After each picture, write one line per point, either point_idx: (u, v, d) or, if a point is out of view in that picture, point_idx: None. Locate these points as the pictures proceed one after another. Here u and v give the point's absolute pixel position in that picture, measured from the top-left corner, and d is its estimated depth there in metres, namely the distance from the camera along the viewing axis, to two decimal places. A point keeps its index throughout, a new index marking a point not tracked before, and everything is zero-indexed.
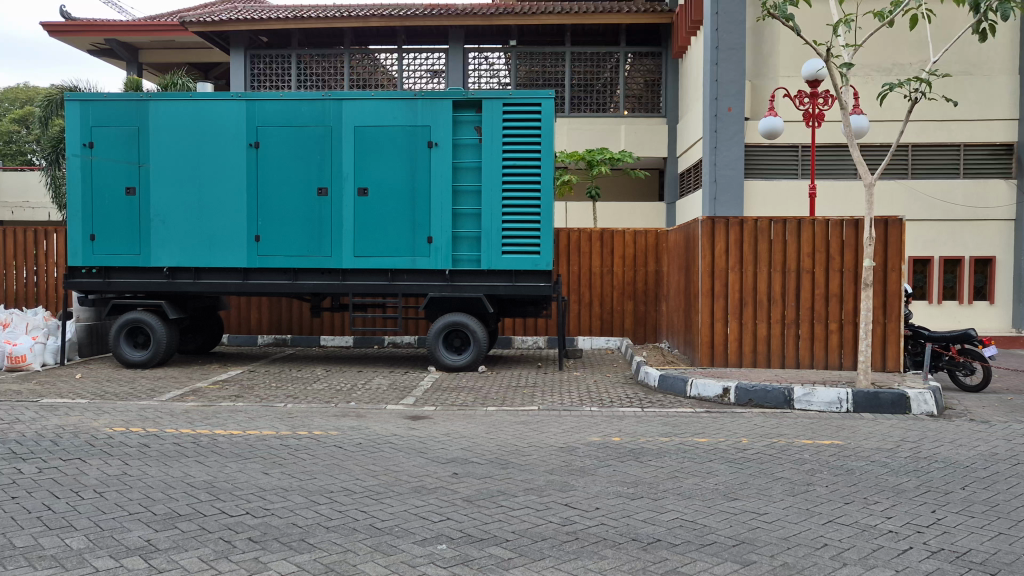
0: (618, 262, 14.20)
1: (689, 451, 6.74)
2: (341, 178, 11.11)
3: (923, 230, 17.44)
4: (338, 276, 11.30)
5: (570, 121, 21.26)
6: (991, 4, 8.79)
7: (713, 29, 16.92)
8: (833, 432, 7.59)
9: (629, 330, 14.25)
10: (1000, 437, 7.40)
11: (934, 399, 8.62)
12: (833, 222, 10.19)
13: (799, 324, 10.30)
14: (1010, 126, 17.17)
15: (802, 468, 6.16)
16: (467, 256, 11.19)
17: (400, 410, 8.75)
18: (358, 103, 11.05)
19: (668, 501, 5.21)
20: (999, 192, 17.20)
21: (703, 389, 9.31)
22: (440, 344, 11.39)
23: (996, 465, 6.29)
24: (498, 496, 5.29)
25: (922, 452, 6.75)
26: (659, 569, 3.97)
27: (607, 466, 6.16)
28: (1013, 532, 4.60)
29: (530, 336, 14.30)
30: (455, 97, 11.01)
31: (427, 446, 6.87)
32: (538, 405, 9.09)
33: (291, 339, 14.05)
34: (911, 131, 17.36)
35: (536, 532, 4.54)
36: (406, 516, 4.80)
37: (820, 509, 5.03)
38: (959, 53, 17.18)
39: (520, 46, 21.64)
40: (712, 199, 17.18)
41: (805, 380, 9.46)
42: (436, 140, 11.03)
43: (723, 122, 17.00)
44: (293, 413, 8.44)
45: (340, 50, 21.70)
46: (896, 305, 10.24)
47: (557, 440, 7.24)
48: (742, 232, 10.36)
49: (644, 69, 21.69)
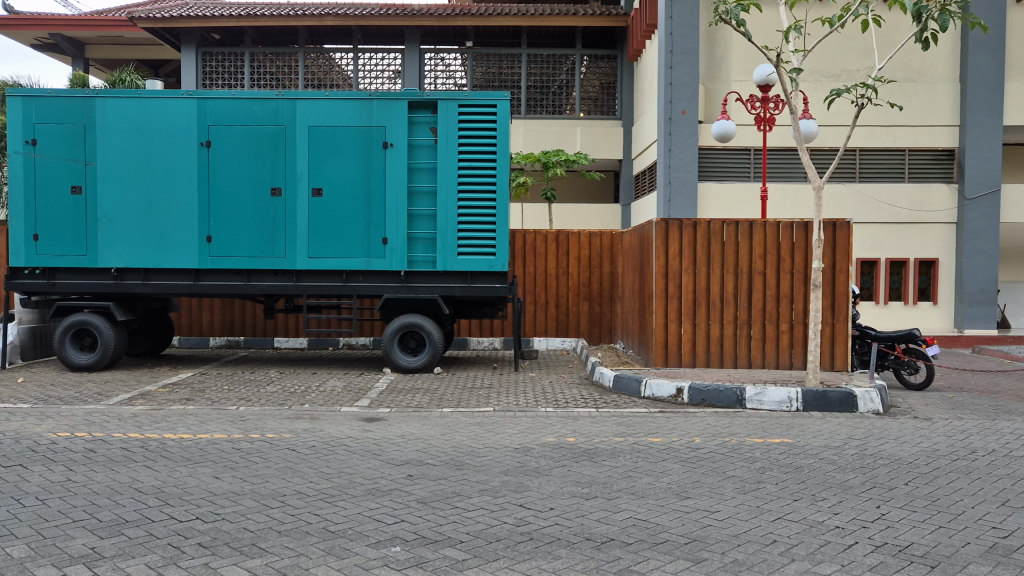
0: (573, 263, 14.29)
1: (643, 451, 6.81)
2: (295, 178, 10.99)
3: (870, 232, 17.88)
4: (292, 277, 11.19)
5: (527, 122, 21.31)
6: (934, 13, 8.96)
7: (667, 33, 17.14)
8: (783, 431, 7.74)
9: (585, 331, 14.34)
10: (942, 434, 7.64)
11: (880, 398, 8.83)
12: (784, 224, 10.40)
13: (751, 324, 10.48)
14: (952, 132, 17.70)
15: (754, 466, 6.26)
16: (423, 257, 11.15)
17: (355, 412, 8.70)
18: (312, 103, 10.94)
19: (621, 500, 5.26)
20: (942, 196, 17.71)
21: (656, 389, 9.42)
22: (395, 344, 11.33)
23: (938, 461, 6.49)
24: (453, 498, 5.29)
25: (868, 449, 6.91)
26: (612, 569, 4.00)
27: (562, 467, 6.21)
28: (954, 525, 4.74)
29: (485, 337, 14.33)
30: (410, 98, 10.98)
31: (382, 449, 6.85)
32: (493, 406, 9.13)
33: (244, 341, 13.86)
34: (858, 136, 17.75)
35: (490, 532, 4.56)
36: (360, 518, 4.78)
37: (770, 506, 5.13)
38: (904, 61, 17.62)
39: (476, 47, 21.70)
40: (667, 202, 17.38)
41: (756, 380, 9.63)
42: (391, 141, 10.98)
43: (677, 124, 17.23)
44: (245, 416, 8.34)
45: (294, 49, 21.46)
46: (845, 305, 10.48)
47: (512, 440, 7.28)
48: (696, 233, 10.51)
49: (599, 72, 21.88)
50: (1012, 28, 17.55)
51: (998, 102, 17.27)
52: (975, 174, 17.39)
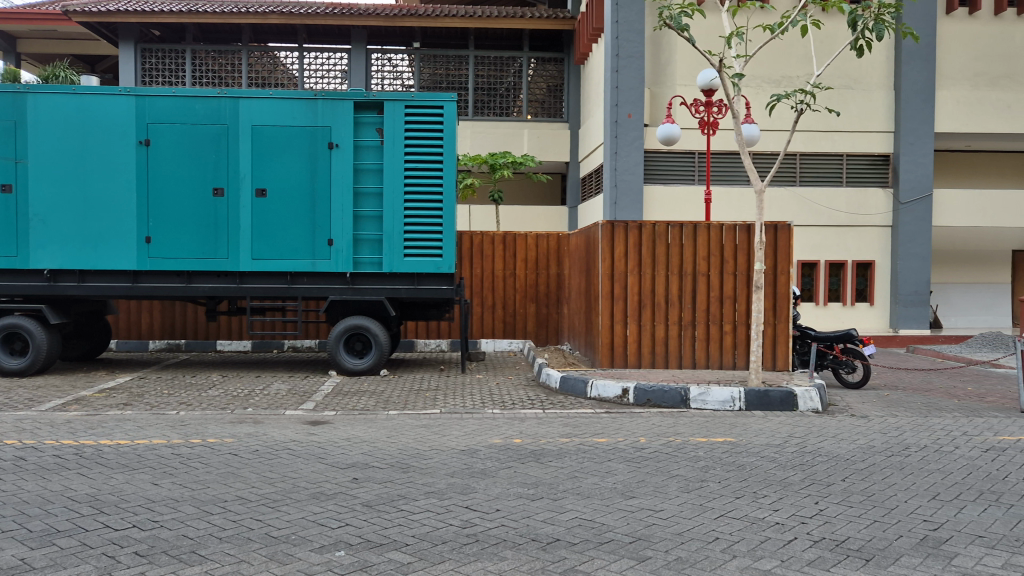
0: (520, 265, 14.33)
1: (588, 451, 6.86)
2: (237, 178, 10.79)
3: (810, 235, 18.30)
4: (235, 278, 11.00)
5: (474, 124, 21.25)
6: (869, 22, 9.19)
7: (613, 37, 17.31)
8: (726, 430, 7.88)
9: (531, 333, 14.42)
10: (877, 430, 7.86)
11: (819, 396, 9.06)
12: (727, 227, 10.61)
13: (696, 325, 10.64)
14: (887, 138, 18.24)
15: (697, 465, 6.36)
16: (369, 259, 11.06)
17: (300, 416, 8.57)
18: (255, 102, 10.76)
19: (567, 501, 5.29)
20: (878, 200, 18.24)
21: (603, 390, 9.50)
22: (341, 347, 11.20)
23: (873, 457, 6.67)
24: (399, 500, 5.26)
25: (807, 447, 7.08)
26: (556, 569, 4.02)
27: (509, 468, 6.22)
28: (887, 519, 4.89)
29: (432, 339, 14.29)
30: (356, 98, 10.89)
31: (327, 452, 6.76)
32: (440, 408, 9.11)
33: (185, 344, 13.57)
34: (798, 141, 18.17)
35: (436, 535, 4.54)
36: (304, 523, 4.72)
37: (712, 504, 5.22)
38: (841, 68, 18.09)
39: (423, 48, 21.64)
40: (613, 204, 17.53)
41: (699, 380, 9.77)
42: (336, 141, 10.88)
43: (623, 127, 17.38)
44: (186, 421, 8.16)
45: (237, 47, 21.14)
46: (785, 306, 10.72)
47: (459, 442, 7.27)
48: (641, 235, 10.63)
49: (546, 74, 22.05)
50: (941, 40, 18.25)
51: (930, 110, 17.89)
52: (909, 179, 17.97)
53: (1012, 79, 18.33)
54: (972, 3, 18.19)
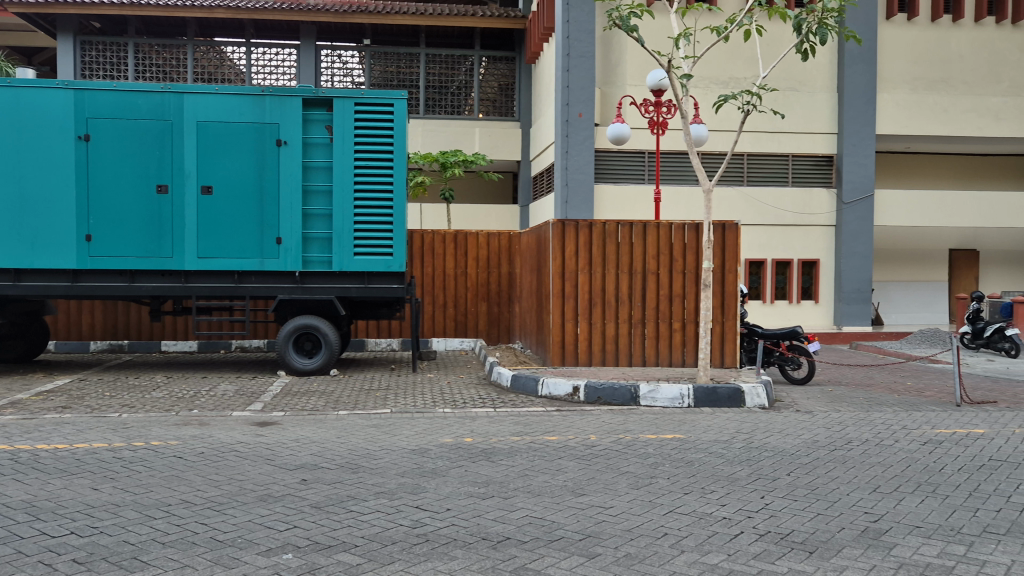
0: (472, 264, 14.31)
1: (539, 449, 6.87)
2: (182, 175, 10.56)
3: (757, 234, 18.61)
4: (180, 278, 10.77)
5: (425, 122, 21.14)
6: (813, 26, 9.37)
7: (564, 37, 17.39)
8: (674, 426, 7.97)
9: (483, 332, 14.40)
10: (821, 425, 8.03)
11: (766, 393, 9.21)
12: (676, 226, 10.74)
13: (645, 323, 10.74)
14: (830, 139, 18.65)
15: (646, 462, 6.42)
16: (318, 258, 10.93)
17: (247, 417, 8.42)
18: (200, 97, 10.54)
19: (518, 499, 5.30)
20: (822, 200, 18.64)
21: (553, 388, 9.53)
22: (290, 346, 11.05)
23: (817, 451, 6.82)
24: (348, 501, 5.20)
25: (754, 442, 7.19)
26: (507, 568, 4.02)
27: (459, 467, 6.20)
28: (830, 512, 4.99)
29: (383, 338, 14.18)
30: (304, 95, 10.74)
31: (274, 453, 6.65)
32: (391, 407, 9.04)
33: (128, 345, 13.24)
34: (745, 142, 18.43)
35: (386, 536, 4.50)
36: (250, 526, 4.64)
37: (661, 500, 5.27)
38: (787, 70, 18.44)
39: (374, 45, 21.44)
40: (564, 203, 17.60)
41: (649, 377, 9.87)
42: (284, 139, 10.72)
43: (574, 126, 17.46)
44: (128, 423, 7.95)
45: (182, 41, 20.68)
46: (733, 304, 10.89)
47: (409, 442, 7.22)
48: (591, 234, 10.69)
49: (497, 74, 22.07)
50: (882, 44, 18.77)
51: (871, 112, 18.35)
52: (852, 179, 18.40)
53: (948, 83, 18.96)
54: (910, 10, 18.76)
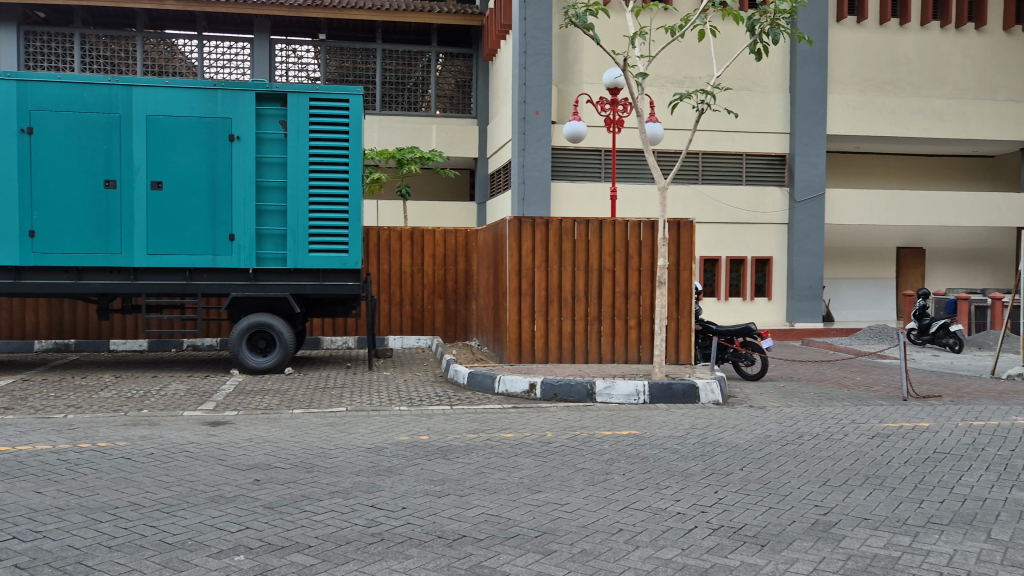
0: (428, 261, 14.24)
1: (495, 447, 6.87)
2: (130, 170, 10.32)
3: (712, 232, 18.83)
4: (129, 275, 10.53)
5: (381, 118, 21.00)
6: (765, 27, 9.50)
7: (521, 34, 17.40)
8: (630, 423, 8.02)
9: (439, 329, 14.35)
10: (774, 420, 8.17)
11: (720, 388, 9.33)
12: (632, 223, 10.81)
13: (602, 320, 10.79)
14: (783, 138, 18.95)
15: (602, 458, 6.45)
16: (272, 255, 10.78)
17: (199, 417, 8.26)
18: (149, 91, 10.31)
19: (474, 496, 5.28)
20: (775, 198, 18.93)
21: (510, 385, 9.53)
22: (243, 345, 10.88)
23: (769, 446, 6.92)
24: (302, 501, 5.13)
25: (708, 438, 7.28)
26: (462, 566, 4.00)
27: (415, 465, 6.16)
28: (782, 506, 5.07)
29: (339, 336, 14.05)
30: (258, 89, 10.57)
31: (227, 453, 6.54)
32: (346, 406, 8.94)
33: (75, 344, 12.91)
34: (700, 141, 18.64)
35: (340, 535, 4.45)
36: (201, 528, 4.55)
37: (617, 496, 5.30)
38: (741, 70, 18.68)
39: (329, 40, 21.20)
40: (521, 201, 17.62)
41: (605, 374, 9.92)
42: (237, 134, 10.54)
43: (531, 124, 17.49)
44: (74, 424, 7.75)
45: (131, 32, 20.22)
46: (688, 301, 11.01)
47: (365, 440, 7.15)
48: (548, 231, 10.72)
49: (454, 70, 22.03)
50: (833, 46, 19.12)
51: (822, 113, 18.70)
52: (804, 179, 18.73)
53: (895, 85, 19.43)
54: (860, 12, 19.16)
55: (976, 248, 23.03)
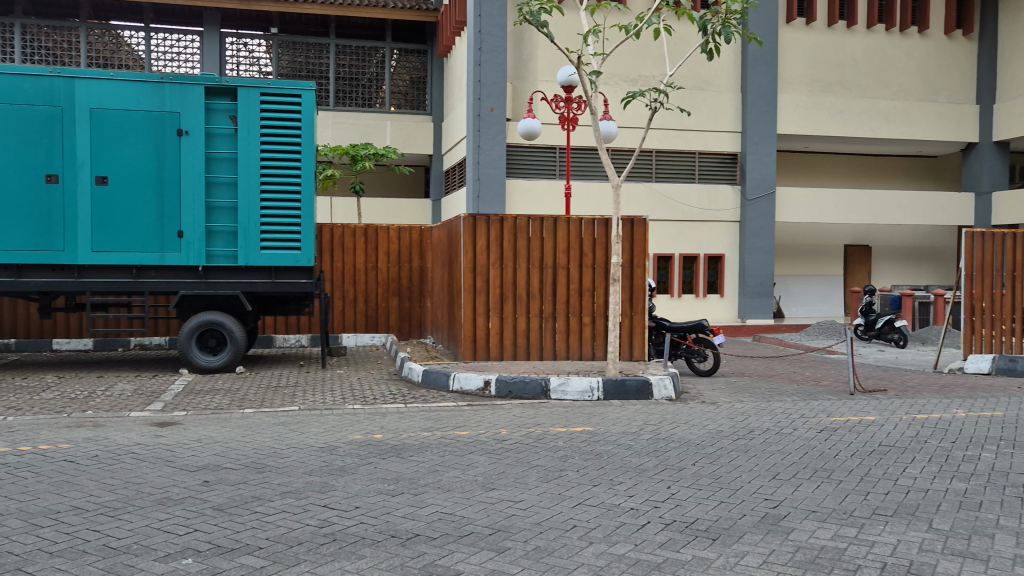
0: (382, 258, 14.13)
1: (449, 444, 6.84)
2: (74, 164, 10.04)
3: (665, 229, 19.01)
4: (73, 272, 10.26)
5: (335, 114, 20.73)
6: (717, 27, 9.59)
7: (476, 31, 17.37)
8: (584, 419, 8.06)
9: (394, 327, 14.26)
10: (725, 416, 8.28)
11: (672, 384, 9.44)
12: (586, 221, 10.87)
13: (556, 317, 10.82)
14: (734, 138, 19.21)
15: (556, 455, 6.47)
16: (222, 252, 10.58)
17: (146, 418, 8.08)
18: (93, 83, 10.04)
19: (428, 495, 5.25)
20: (727, 196, 19.19)
21: (464, 382, 9.49)
22: (193, 344, 10.68)
23: (721, 441, 7.00)
24: (252, 502, 5.04)
25: (661, 433, 7.34)
26: (416, 565, 3.97)
27: (368, 464, 6.10)
28: (733, 500, 5.13)
29: (292, 334, 13.88)
30: (207, 83, 10.37)
31: (175, 455, 6.41)
32: (299, 405, 8.81)
33: (16, 344, 12.55)
34: (653, 139, 18.79)
35: (292, 536, 4.38)
36: (147, 531, 4.44)
37: (570, 493, 5.31)
38: (693, 70, 18.88)
39: (281, 34, 20.90)
40: (476, 197, 17.59)
41: (560, 371, 9.95)
42: (185, 128, 10.32)
43: (486, 121, 17.46)
44: (14, 427, 7.51)
45: (75, 23, 19.65)
46: (641, 298, 11.10)
47: (317, 439, 7.06)
48: (502, 229, 10.71)
49: (409, 66, 21.91)
50: (783, 47, 19.43)
51: (772, 113, 19.01)
52: (755, 177, 19.02)
53: (843, 86, 19.85)
54: (809, 14, 19.50)
55: (920, 246, 23.62)
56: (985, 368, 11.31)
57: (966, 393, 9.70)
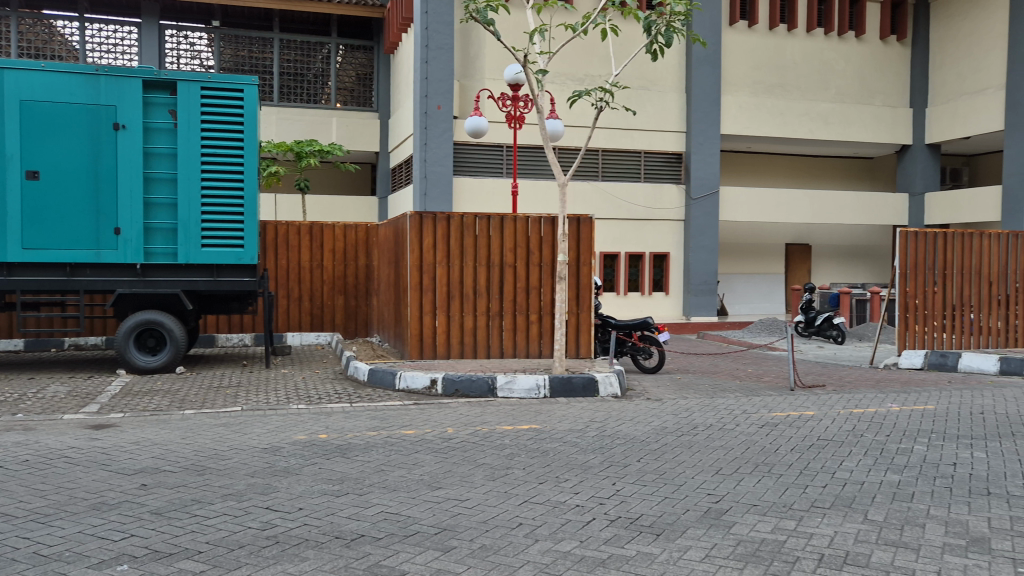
0: (328, 256, 13.96)
1: (395, 444, 6.78)
2: (3, 159, 9.69)
3: (611, 228, 19.17)
4: (2, 270, 9.91)
5: (279, 110, 20.41)
6: (662, 28, 9.66)
7: (422, 28, 17.27)
8: (531, 417, 8.08)
9: (340, 325, 14.10)
10: (670, 412, 8.38)
11: (618, 381, 9.51)
12: (533, 219, 10.88)
13: (503, 315, 10.83)
14: (679, 138, 19.48)
15: (502, 453, 6.47)
16: (162, 250, 10.33)
17: (81, 420, 7.84)
18: (24, 74, 9.70)
19: (373, 495, 5.20)
20: (672, 195, 19.45)
21: (411, 381, 9.44)
22: (131, 344, 10.40)
23: (665, 437, 7.09)
24: (192, 505, 4.93)
25: (607, 430, 7.40)
26: (360, 566, 3.92)
27: (312, 465, 6.01)
28: (676, 495, 5.19)
29: (234, 333, 13.63)
30: (144, 76, 10.11)
31: (111, 458, 6.23)
32: (241, 405, 8.65)
33: None
34: (599, 138, 18.91)
35: (233, 540, 4.30)
36: (80, 538, 4.31)
37: (517, 491, 5.31)
38: (639, 70, 19.06)
39: (223, 28, 20.47)
40: (423, 195, 17.49)
41: (507, 369, 9.96)
42: (122, 122, 10.04)
43: (432, 119, 17.38)
44: None
45: (5, 12, 18.94)
46: (588, 296, 11.16)
47: (260, 440, 6.94)
48: (449, 227, 10.66)
49: (355, 62, 21.68)
50: (726, 49, 19.74)
51: (716, 113, 19.30)
52: (699, 177, 19.30)
53: (783, 88, 20.27)
54: (751, 17, 19.85)
55: (858, 245, 24.27)
56: (918, 363, 11.74)
57: (901, 388, 9.98)
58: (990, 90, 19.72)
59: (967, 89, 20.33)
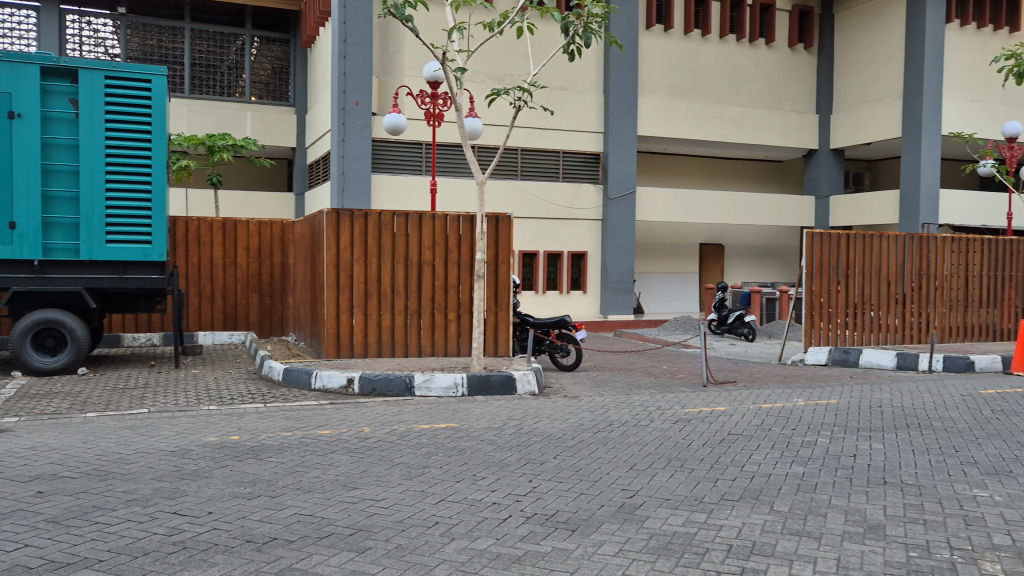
0: (242, 254, 13.60)
1: (310, 444, 6.64)
2: None
3: (530, 227, 19.28)
4: None
5: (189, 102, 19.76)
6: (579, 29, 9.73)
7: (340, 23, 17.02)
8: (448, 416, 8.04)
9: (254, 324, 13.77)
10: (586, 409, 8.48)
11: (536, 379, 9.54)
12: (451, 217, 10.83)
13: (421, 314, 10.76)
14: (597, 138, 19.72)
15: (420, 452, 6.42)
16: (62, 245, 9.87)
17: None
18: None
19: (286, 497, 5.08)
20: (589, 195, 19.69)
21: (327, 380, 9.28)
22: (28, 344, 9.90)
23: (581, 434, 7.16)
24: (93, 512, 4.72)
25: (523, 428, 7.43)
26: (272, 569, 3.84)
27: (223, 467, 5.84)
28: (591, 491, 5.25)
29: (142, 332, 13.15)
30: (43, 63, 9.64)
31: (4, 464, 5.91)
32: (148, 407, 8.35)
33: None
34: (519, 137, 18.98)
35: (137, 546, 4.14)
36: None
37: (433, 489, 5.28)
38: (558, 70, 19.22)
39: (130, 15, 19.70)
40: (340, 192, 17.23)
41: (424, 368, 9.90)
42: (17, 111, 9.54)
43: (350, 115, 17.13)
44: None
45: None
46: (506, 294, 11.19)
47: (168, 443, 6.70)
48: (367, 224, 10.53)
49: (270, 56, 21.23)
50: (643, 52, 20.09)
51: (632, 114, 19.62)
52: (616, 177, 19.58)
53: (697, 91, 20.78)
54: (666, 22, 20.26)
55: (767, 245, 25.07)
56: (822, 360, 12.25)
57: (807, 383, 10.34)
58: (888, 99, 20.69)
59: (868, 97, 21.27)
